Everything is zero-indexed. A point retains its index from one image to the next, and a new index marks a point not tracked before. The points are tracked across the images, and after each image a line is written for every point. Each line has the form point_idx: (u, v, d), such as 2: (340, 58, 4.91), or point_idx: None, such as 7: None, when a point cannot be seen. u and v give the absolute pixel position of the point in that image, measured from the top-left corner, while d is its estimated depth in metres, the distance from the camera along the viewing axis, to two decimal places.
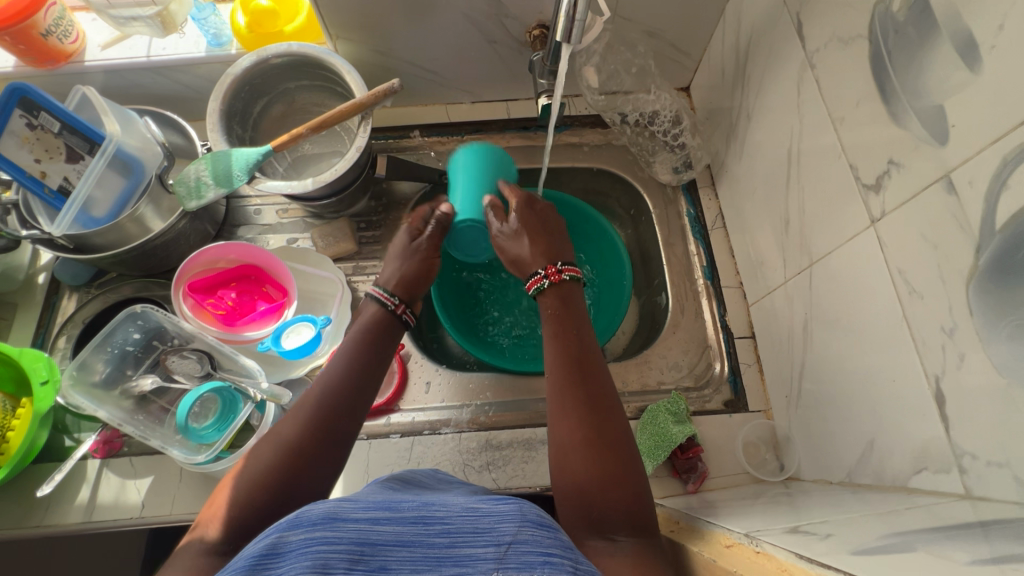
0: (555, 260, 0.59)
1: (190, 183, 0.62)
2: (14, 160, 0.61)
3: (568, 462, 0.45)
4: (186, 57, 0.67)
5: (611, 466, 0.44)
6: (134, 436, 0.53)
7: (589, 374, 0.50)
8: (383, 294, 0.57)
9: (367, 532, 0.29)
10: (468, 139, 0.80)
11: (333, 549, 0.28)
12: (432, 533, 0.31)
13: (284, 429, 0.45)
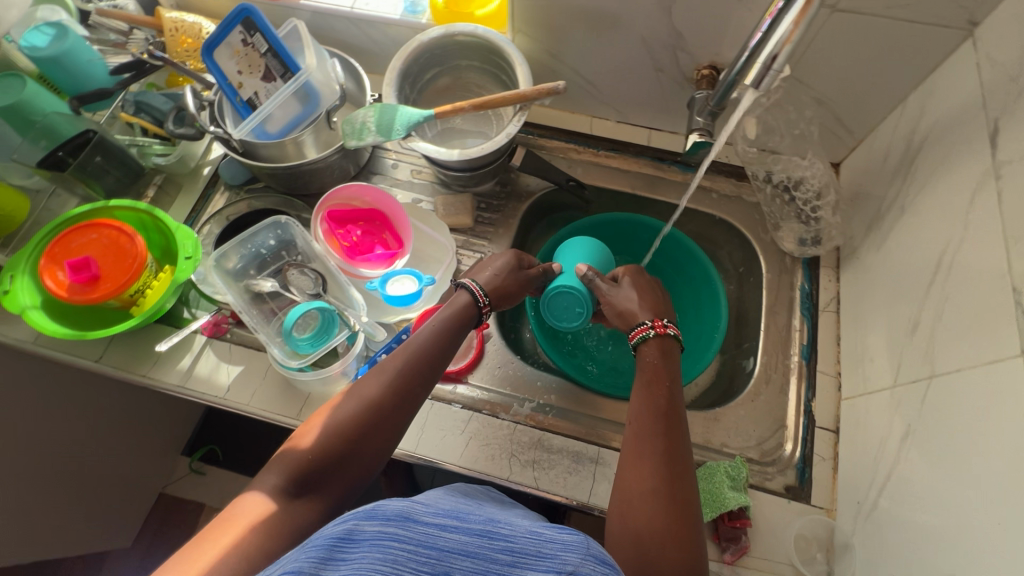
0: (661, 315, 0.60)
1: (356, 126, 0.68)
2: (223, 67, 0.71)
3: (633, 506, 0.47)
4: (384, 17, 0.74)
5: (673, 525, 0.45)
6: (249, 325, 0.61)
7: (673, 430, 0.50)
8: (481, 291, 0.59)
9: (435, 536, 0.32)
10: (602, 154, 0.83)
11: (403, 547, 0.31)
12: (496, 549, 0.33)
13: (368, 388, 0.50)
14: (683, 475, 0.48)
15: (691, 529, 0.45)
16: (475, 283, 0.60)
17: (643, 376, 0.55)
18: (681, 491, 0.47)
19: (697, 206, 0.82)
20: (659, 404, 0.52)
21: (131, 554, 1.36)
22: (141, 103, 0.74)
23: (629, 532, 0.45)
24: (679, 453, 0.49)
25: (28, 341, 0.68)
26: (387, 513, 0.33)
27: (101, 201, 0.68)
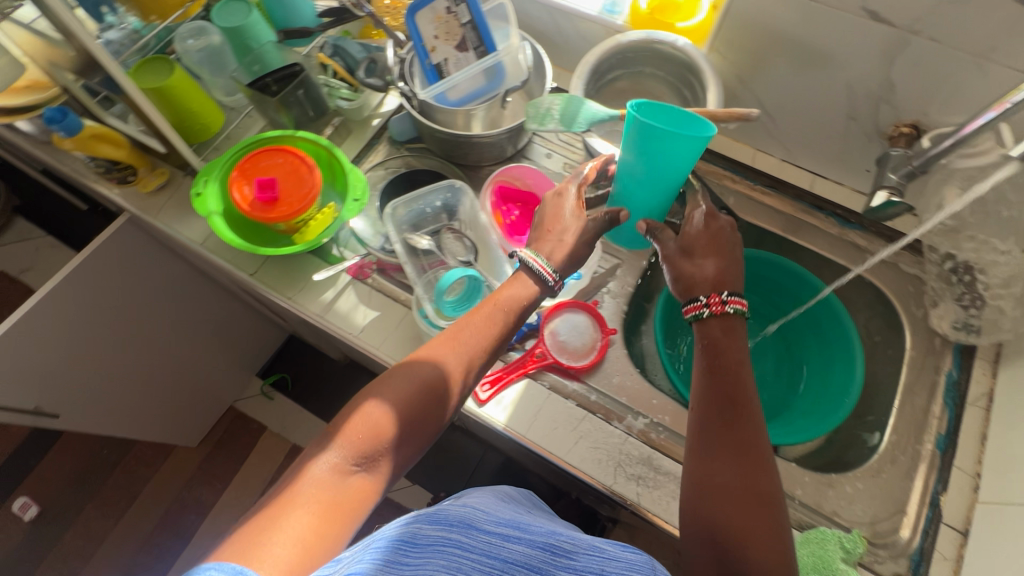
0: (720, 289, 0.56)
1: (539, 110, 0.70)
2: (422, 30, 0.74)
3: (710, 501, 0.46)
4: (582, 12, 0.76)
5: (756, 518, 0.43)
6: (408, 277, 0.63)
7: (744, 419, 0.49)
8: (541, 267, 0.58)
9: (494, 546, 0.40)
10: (758, 190, 0.81)
11: (467, 551, 0.39)
12: (555, 563, 0.40)
13: (420, 371, 0.52)
14: (759, 466, 0.46)
15: (774, 521, 0.44)
16: (536, 260, 0.58)
17: (711, 360, 0.53)
18: (760, 481, 0.45)
19: (846, 263, 0.79)
20: (726, 391, 0.51)
21: (196, 455, 1.46)
22: (339, 48, 0.79)
23: (709, 527, 0.45)
24: (754, 443, 0.48)
25: (197, 242, 0.75)
26: (448, 516, 0.42)
27: (291, 130, 0.73)
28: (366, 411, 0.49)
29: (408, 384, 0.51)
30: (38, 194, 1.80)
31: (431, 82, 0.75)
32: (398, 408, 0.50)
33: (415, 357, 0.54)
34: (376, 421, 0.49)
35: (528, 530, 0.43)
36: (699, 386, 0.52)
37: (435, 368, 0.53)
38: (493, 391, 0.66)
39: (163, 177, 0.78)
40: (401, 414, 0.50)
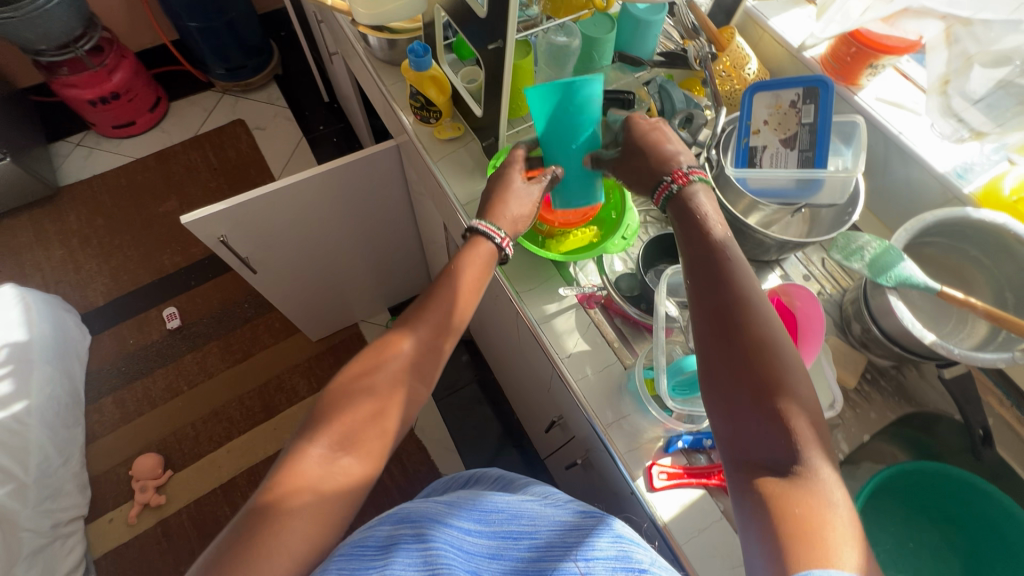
0: (679, 163, 0.61)
1: (848, 243, 0.66)
2: (756, 111, 0.75)
3: (715, 388, 0.49)
4: (930, 162, 0.69)
5: (768, 373, 0.47)
6: (655, 338, 0.62)
7: (723, 281, 0.52)
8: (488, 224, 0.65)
9: (456, 539, 0.50)
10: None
11: (438, 537, 0.49)
12: (515, 548, 0.51)
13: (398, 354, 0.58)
14: (746, 319, 0.49)
15: (782, 367, 0.47)
16: (482, 222, 0.65)
17: (688, 218, 0.57)
18: (749, 339, 0.49)
19: None
20: (700, 257, 0.55)
21: (309, 349, 1.58)
22: (663, 89, 0.80)
23: (730, 402, 0.47)
24: (738, 300, 0.50)
25: (461, 200, 0.80)
26: (412, 515, 0.53)
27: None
28: (332, 401, 0.55)
29: (371, 368, 0.57)
30: (298, 75, 2.06)
31: (737, 160, 0.75)
32: (377, 394, 0.56)
33: (391, 339, 0.60)
34: (358, 409, 0.54)
35: (488, 523, 0.53)
36: (686, 257, 0.56)
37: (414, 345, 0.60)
38: (669, 483, 0.63)
39: (457, 131, 0.84)
40: (374, 400, 0.55)
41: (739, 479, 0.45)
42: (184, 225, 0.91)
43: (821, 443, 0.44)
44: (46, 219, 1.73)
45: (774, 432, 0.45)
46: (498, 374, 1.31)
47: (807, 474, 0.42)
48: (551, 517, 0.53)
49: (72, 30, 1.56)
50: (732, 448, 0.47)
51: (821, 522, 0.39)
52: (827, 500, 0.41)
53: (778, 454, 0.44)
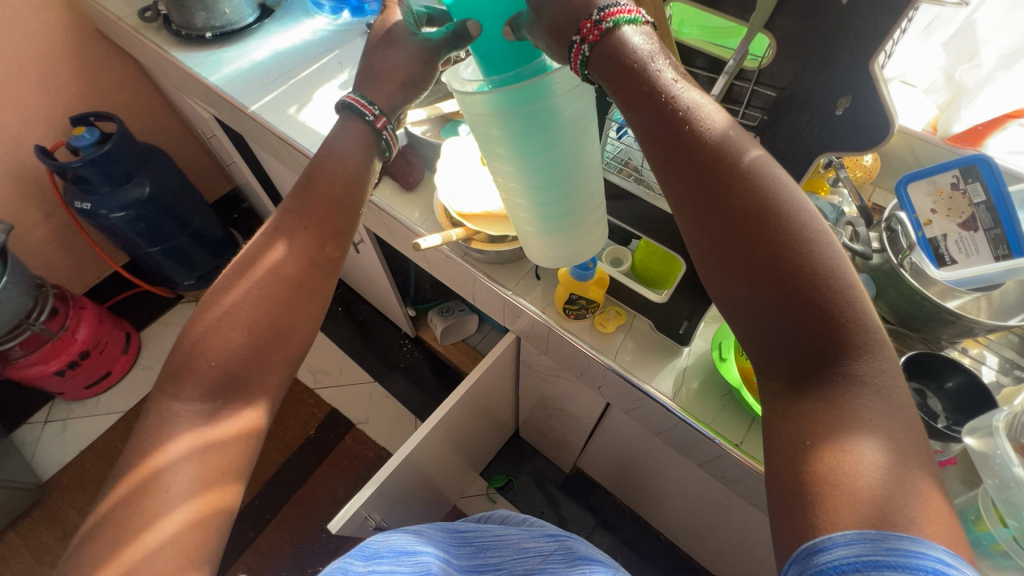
0: (597, 8, 0.38)
1: None
2: (917, 203, 0.73)
3: (714, 274, 0.41)
4: None
5: (783, 249, 0.38)
6: (994, 484, 0.58)
7: (696, 144, 0.39)
8: (354, 98, 0.58)
9: (421, 563, 0.68)
10: None
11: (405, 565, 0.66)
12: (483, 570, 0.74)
13: (279, 266, 0.54)
14: (738, 181, 0.39)
15: (799, 248, 0.38)
16: (351, 96, 0.59)
17: (632, 74, 0.39)
18: (742, 204, 0.39)
19: None
20: (654, 123, 0.40)
21: None
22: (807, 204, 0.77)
23: (744, 307, 0.40)
24: (739, 176, 0.39)
25: (667, 395, 0.70)
26: (379, 551, 0.68)
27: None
28: (190, 335, 0.52)
29: (229, 284, 0.54)
30: None
31: (922, 254, 0.71)
32: (252, 326, 0.52)
33: (258, 261, 0.55)
34: (223, 348, 0.51)
35: (450, 555, 0.74)
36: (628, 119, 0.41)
37: (280, 264, 0.54)
38: None
39: (620, 317, 0.75)
40: (251, 336, 0.52)
41: (762, 378, 0.43)
42: (332, 532, 0.75)
43: (872, 331, 0.39)
44: (44, 526, 1.42)
45: (830, 348, 0.39)
46: (653, 507, 1.21)
47: (859, 387, 0.39)
48: (520, 549, 0.77)
49: (22, 307, 1.32)
50: (755, 353, 0.42)
51: (848, 434, 0.38)
52: (863, 416, 0.38)
53: (817, 362, 0.39)
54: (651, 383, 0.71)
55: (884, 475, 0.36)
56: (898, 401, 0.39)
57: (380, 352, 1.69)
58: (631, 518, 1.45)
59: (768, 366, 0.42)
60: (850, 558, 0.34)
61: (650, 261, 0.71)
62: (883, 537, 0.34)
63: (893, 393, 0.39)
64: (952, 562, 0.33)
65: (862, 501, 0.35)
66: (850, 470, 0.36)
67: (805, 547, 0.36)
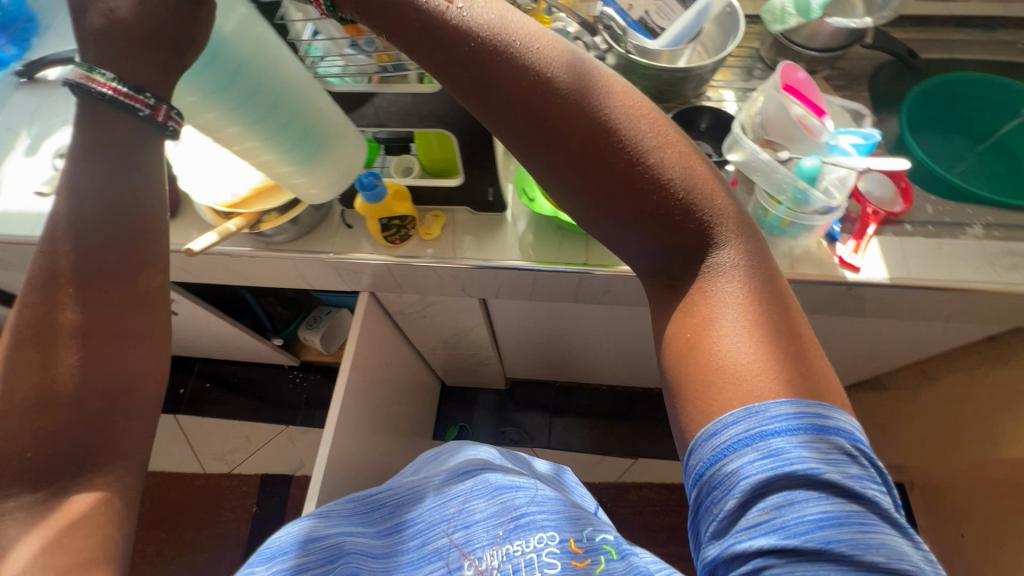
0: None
1: (776, 13, 0.83)
2: None
3: (567, 192, 0.49)
4: None
5: (614, 161, 0.46)
6: (760, 179, 0.71)
7: (516, 86, 0.46)
8: (86, 76, 0.44)
9: (335, 550, 0.70)
10: (910, 30, 0.93)
11: (321, 555, 0.69)
12: (404, 531, 0.75)
13: (71, 321, 0.44)
14: (560, 106, 0.45)
15: (630, 155, 0.45)
16: (88, 80, 0.44)
17: (415, 19, 0.46)
18: (571, 124, 0.46)
19: (1005, 57, 0.92)
20: (456, 61, 0.47)
21: None
22: None
23: (598, 215, 0.49)
24: (559, 107, 0.45)
25: (514, 259, 0.75)
26: (299, 539, 0.71)
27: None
28: None
29: (16, 364, 0.43)
30: None
31: (636, 34, 0.81)
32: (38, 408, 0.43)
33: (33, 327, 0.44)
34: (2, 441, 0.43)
35: (367, 527, 0.75)
36: (433, 68, 0.48)
37: (79, 320, 0.44)
38: (860, 255, 0.72)
39: (440, 218, 0.76)
40: (43, 418, 0.43)
41: (646, 280, 0.52)
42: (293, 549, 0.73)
43: (718, 227, 0.47)
44: None
45: (674, 235, 0.48)
46: (580, 366, 1.32)
47: (719, 268, 0.47)
48: (440, 497, 0.76)
49: None
50: (626, 255, 0.51)
51: (712, 311, 0.46)
52: (732, 290, 0.46)
53: (678, 249, 0.48)
54: (488, 257, 0.75)
55: (767, 347, 0.43)
56: (762, 283, 0.47)
57: (275, 400, 1.56)
58: (575, 392, 1.57)
59: (649, 266, 0.51)
60: (744, 437, 0.40)
61: (433, 152, 0.71)
62: (766, 408, 0.41)
63: (760, 273, 0.47)
64: (825, 416, 0.41)
65: (726, 358, 0.43)
66: (714, 329, 0.45)
67: (701, 432, 0.43)
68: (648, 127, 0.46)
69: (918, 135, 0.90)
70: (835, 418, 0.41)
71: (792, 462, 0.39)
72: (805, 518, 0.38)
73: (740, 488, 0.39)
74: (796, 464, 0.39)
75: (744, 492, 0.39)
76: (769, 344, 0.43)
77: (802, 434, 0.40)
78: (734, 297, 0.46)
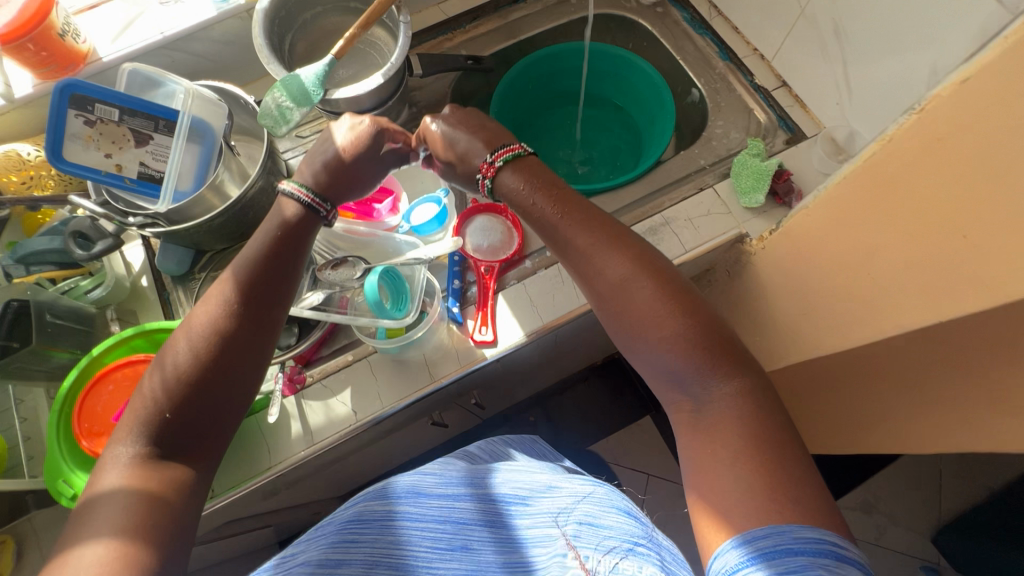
0: None
1: (272, 114, 0.64)
2: (87, 162, 0.62)
3: (587, 291, 0.51)
4: (200, 21, 0.69)
5: (619, 276, 0.48)
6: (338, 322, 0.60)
7: (572, 211, 0.51)
8: (298, 188, 0.51)
9: (431, 523, 0.43)
10: (469, 27, 0.85)
11: (402, 527, 0.42)
12: (508, 516, 0.45)
13: None
14: (601, 240, 0.50)
15: (637, 276, 0.48)
16: (301, 192, 0.51)
17: (506, 187, 0.54)
18: (583, 246, 0.50)
19: (567, 18, 0.88)
20: (529, 206, 0.53)
21: None
22: (20, 257, 0.62)
23: (610, 317, 0.50)
24: (576, 234, 0.50)
25: None
26: (392, 491, 0.45)
27: (112, 336, 0.58)
28: None
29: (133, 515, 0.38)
30: None
31: (152, 194, 0.65)
32: None
33: None
34: None
35: (473, 489, 0.47)
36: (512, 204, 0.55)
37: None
38: (490, 326, 0.65)
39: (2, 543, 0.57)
40: None
41: (669, 409, 0.48)
42: None
43: (723, 363, 0.45)
44: None
45: (676, 363, 0.46)
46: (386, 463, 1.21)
47: (723, 400, 0.44)
48: (553, 492, 0.46)
49: None
50: (644, 372, 0.49)
51: (722, 431, 0.43)
52: (738, 415, 0.43)
53: (675, 364, 0.46)
54: None
55: (787, 484, 0.39)
56: (769, 417, 0.43)
57: None
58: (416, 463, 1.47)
59: (668, 393, 0.48)
60: (765, 546, 0.36)
61: None
62: (793, 528, 0.36)
63: (775, 416, 0.43)
64: (845, 545, 0.36)
65: (730, 484, 0.40)
66: (723, 457, 0.42)
67: (735, 538, 0.38)
68: (656, 272, 0.48)
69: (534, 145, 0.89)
70: (853, 550, 0.36)
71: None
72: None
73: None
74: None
75: None
76: (781, 477, 0.39)
77: (820, 553, 0.35)
78: (740, 430, 0.42)
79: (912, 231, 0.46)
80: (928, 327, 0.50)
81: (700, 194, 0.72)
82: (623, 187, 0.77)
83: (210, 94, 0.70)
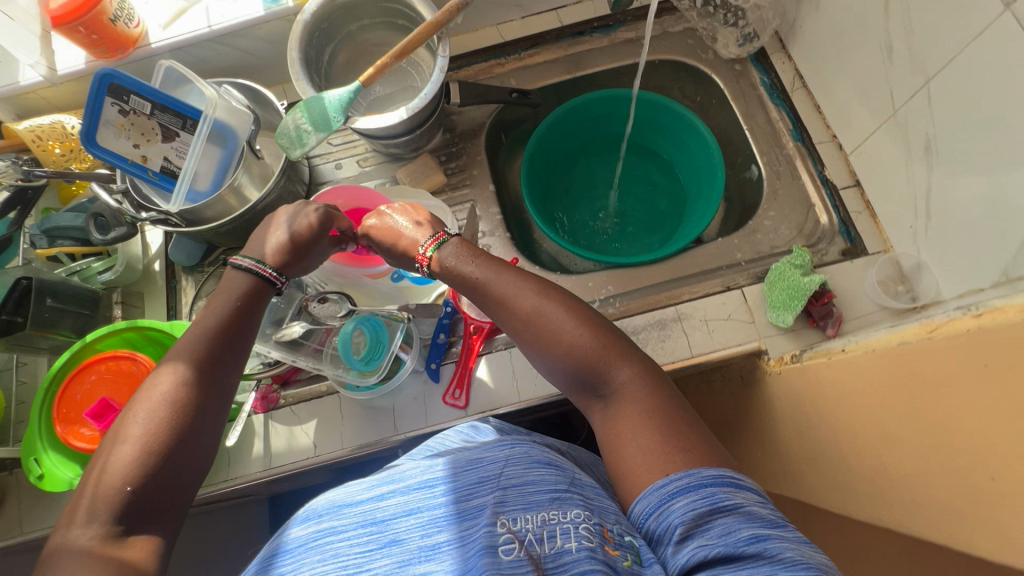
0: None
1: (290, 134, 0.62)
2: (115, 149, 0.63)
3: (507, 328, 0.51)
4: (247, 19, 0.68)
5: (530, 309, 0.49)
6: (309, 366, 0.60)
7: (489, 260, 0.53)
8: (255, 265, 0.54)
9: (355, 524, 0.39)
10: (525, 55, 0.80)
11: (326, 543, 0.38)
12: (438, 498, 0.40)
13: None
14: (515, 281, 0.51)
15: (543, 305, 0.49)
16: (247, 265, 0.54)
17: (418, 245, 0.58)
18: (498, 291, 0.51)
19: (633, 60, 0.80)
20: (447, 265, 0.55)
21: None
22: (46, 230, 0.65)
23: (528, 346, 0.50)
24: (491, 280, 0.52)
25: None
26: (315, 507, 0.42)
27: (107, 326, 0.60)
28: None
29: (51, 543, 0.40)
30: None
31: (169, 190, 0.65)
32: None
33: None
34: None
35: (401, 479, 0.42)
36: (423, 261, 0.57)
37: None
38: (465, 391, 0.63)
39: None
40: None
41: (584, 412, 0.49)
42: None
43: (624, 354, 0.47)
44: None
45: (574, 368, 0.47)
46: None
47: (627, 388, 0.46)
48: (483, 463, 0.42)
49: None
50: (560, 386, 0.50)
51: (626, 416, 0.44)
52: (638, 398, 0.45)
53: (585, 369, 0.47)
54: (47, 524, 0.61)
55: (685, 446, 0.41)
56: (664, 392, 0.45)
57: None
58: None
59: (580, 398, 0.49)
60: (684, 483, 0.38)
61: None
62: (702, 466, 0.39)
63: (669, 390, 0.46)
64: (741, 474, 0.39)
65: (634, 460, 0.41)
66: (630, 440, 0.43)
67: (662, 484, 0.39)
68: (557, 297, 0.50)
69: (563, 193, 0.84)
70: (748, 478, 0.39)
71: (727, 499, 0.37)
72: (732, 546, 0.34)
73: (681, 515, 0.37)
74: (731, 497, 0.37)
75: (689, 520, 0.36)
76: (675, 436, 0.41)
77: (725, 476, 0.38)
78: (641, 410, 0.44)
79: (929, 441, 0.39)
80: (922, 542, 0.43)
81: (725, 294, 0.65)
82: (645, 263, 0.71)
83: (244, 98, 0.71)
